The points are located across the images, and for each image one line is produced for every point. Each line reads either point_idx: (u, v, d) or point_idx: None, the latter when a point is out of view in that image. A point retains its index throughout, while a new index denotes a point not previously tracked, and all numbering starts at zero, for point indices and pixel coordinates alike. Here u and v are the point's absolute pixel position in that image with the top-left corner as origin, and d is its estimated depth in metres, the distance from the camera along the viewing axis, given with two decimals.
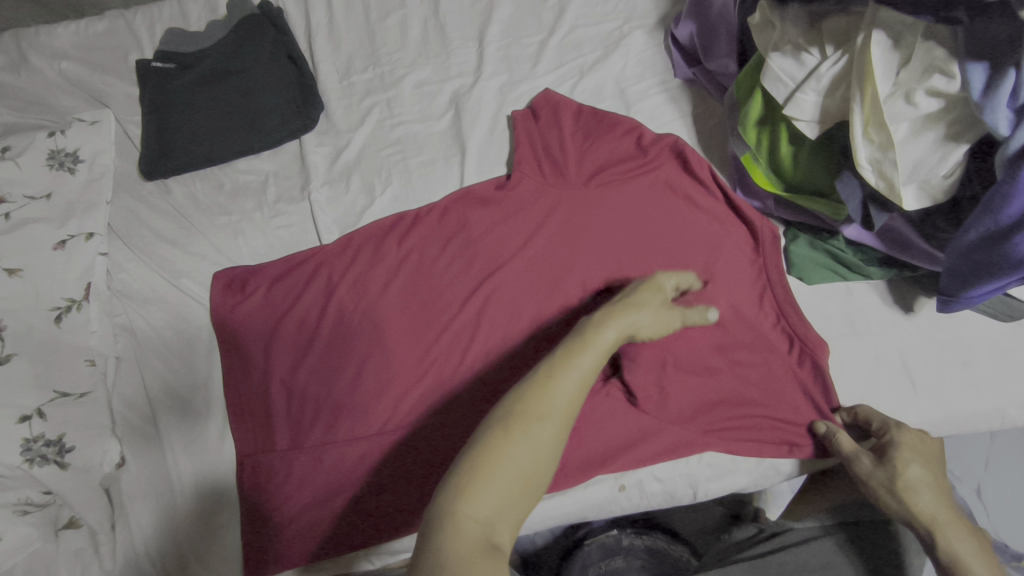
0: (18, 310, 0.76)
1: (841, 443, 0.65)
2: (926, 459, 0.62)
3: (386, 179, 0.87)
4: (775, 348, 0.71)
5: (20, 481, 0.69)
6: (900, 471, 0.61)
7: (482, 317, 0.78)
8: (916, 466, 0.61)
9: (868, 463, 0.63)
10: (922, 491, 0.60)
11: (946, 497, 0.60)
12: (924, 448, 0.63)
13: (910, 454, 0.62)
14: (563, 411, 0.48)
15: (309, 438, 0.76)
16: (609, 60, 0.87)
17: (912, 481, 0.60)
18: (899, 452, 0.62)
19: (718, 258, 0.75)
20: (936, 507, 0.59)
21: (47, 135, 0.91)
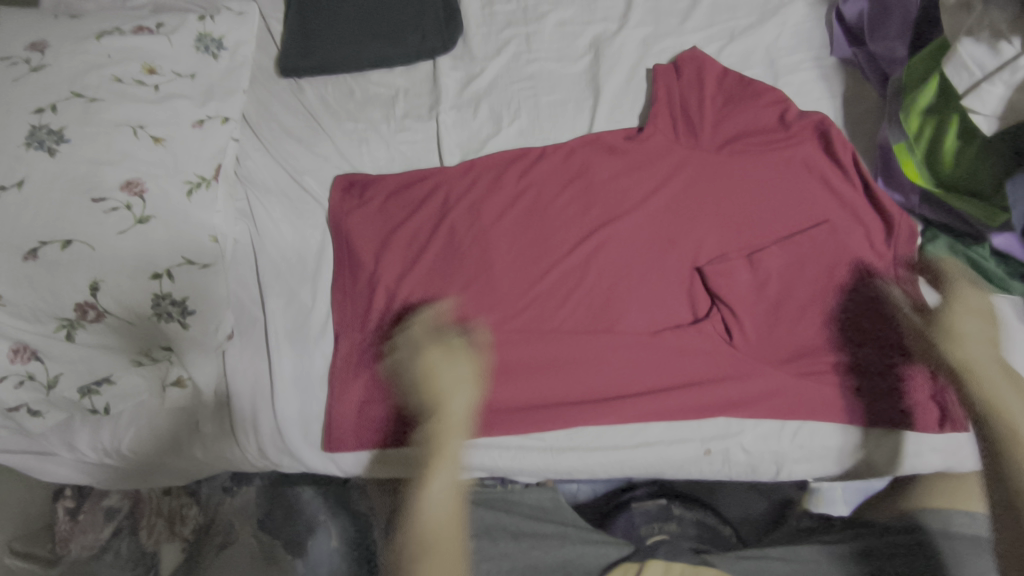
0: (158, 176, 0.79)
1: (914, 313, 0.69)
2: (976, 313, 0.63)
3: (515, 112, 0.87)
4: (887, 347, 0.70)
5: (149, 331, 0.76)
6: (954, 320, 0.63)
7: (597, 260, 0.77)
8: (971, 319, 0.63)
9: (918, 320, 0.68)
10: (971, 337, 0.61)
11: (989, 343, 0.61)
12: (979, 312, 0.63)
13: (965, 310, 0.63)
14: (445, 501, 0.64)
15: (409, 345, 0.78)
16: (764, 27, 0.84)
17: (969, 332, 0.62)
18: (954, 305, 0.64)
19: (851, 252, 0.73)
20: (986, 361, 0.60)
21: (197, 18, 0.94)
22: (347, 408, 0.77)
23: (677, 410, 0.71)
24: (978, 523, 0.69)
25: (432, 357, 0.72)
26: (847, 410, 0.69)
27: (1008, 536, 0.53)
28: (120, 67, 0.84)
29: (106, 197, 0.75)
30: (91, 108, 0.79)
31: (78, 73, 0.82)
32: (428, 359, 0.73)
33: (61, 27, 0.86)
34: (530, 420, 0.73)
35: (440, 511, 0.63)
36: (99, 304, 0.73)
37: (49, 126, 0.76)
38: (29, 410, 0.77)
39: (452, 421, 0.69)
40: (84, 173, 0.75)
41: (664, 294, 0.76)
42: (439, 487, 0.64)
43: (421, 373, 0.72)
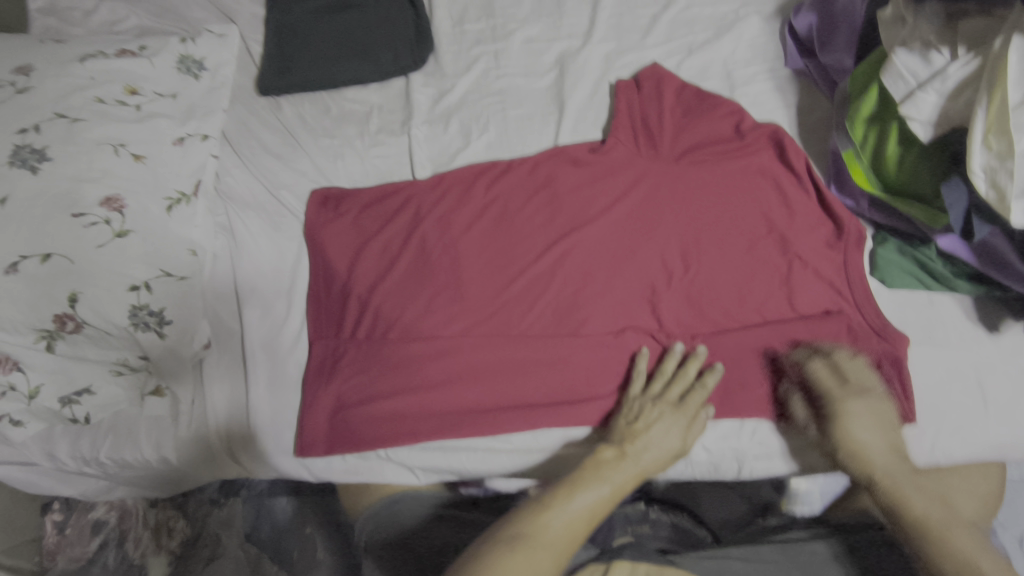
0: (138, 192, 0.83)
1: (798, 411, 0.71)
2: (876, 424, 0.66)
3: (483, 125, 0.90)
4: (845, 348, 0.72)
5: (126, 342, 0.78)
6: (849, 441, 0.66)
7: (562, 268, 0.80)
8: (880, 442, 0.66)
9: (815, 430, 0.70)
10: (872, 445, 0.65)
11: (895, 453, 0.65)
12: (883, 408, 0.67)
13: (872, 418, 0.67)
14: (567, 536, 0.58)
15: (380, 350, 0.80)
16: (720, 41, 0.87)
17: (862, 443, 0.66)
18: (848, 420, 0.67)
19: (813, 254, 0.75)
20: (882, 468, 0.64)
21: (179, 41, 0.98)
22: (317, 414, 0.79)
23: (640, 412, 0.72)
24: None
25: (654, 421, 0.69)
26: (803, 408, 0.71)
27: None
28: (102, 88, 0.88)
29: (86, 213, 0.77)
30: (74, 128, 0.83)
31: (62, 95, 0.85)
32: (649, 424, 0.69)
33: (46, 51, 0.90)
34: (497, 424, 0.75)
35: (560, 532, 0.58)
36: (77, 315, 0.75)
37: (33, 146, 0.79)
38: (11, 421, 0.78)
39: (599, 481, 0.63)
40: (64, 191, 0.78)
41: (626, 299, 0.78)
42: (567, 511, 0.59)
43: (631, 416, 0.70)
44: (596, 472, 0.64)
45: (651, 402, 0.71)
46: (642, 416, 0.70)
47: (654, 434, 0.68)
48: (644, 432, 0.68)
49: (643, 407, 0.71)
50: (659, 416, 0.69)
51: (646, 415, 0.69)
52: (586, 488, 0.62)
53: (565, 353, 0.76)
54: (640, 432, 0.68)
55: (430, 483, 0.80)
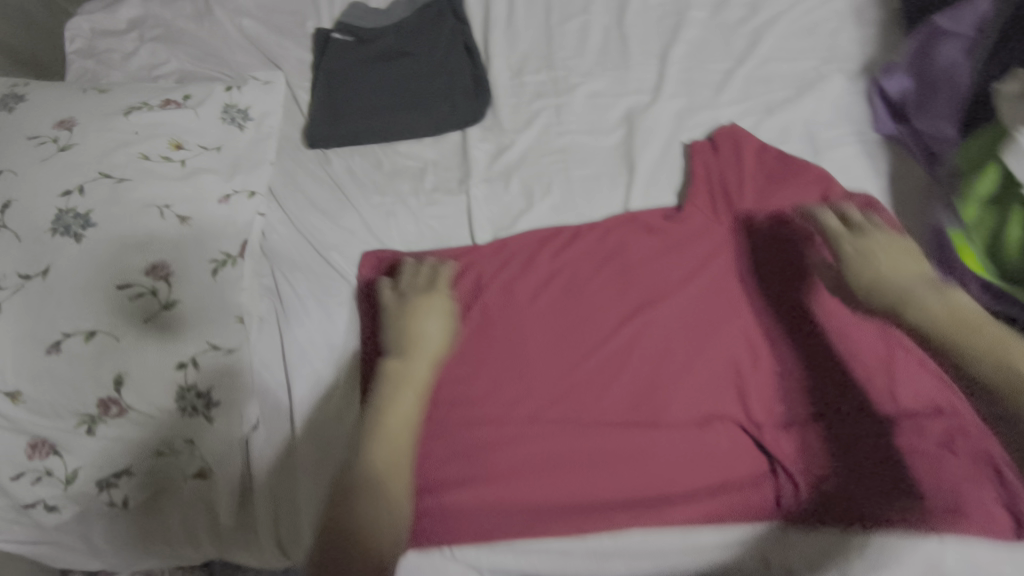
0: (178, 258, 0.77)
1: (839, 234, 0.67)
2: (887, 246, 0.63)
3: (547, 185, 0.85)
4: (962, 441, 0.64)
5: (170, 422, 0.73)
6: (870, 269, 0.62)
7: (637, 348, 0.74)
8: (910, 262, 0.62)
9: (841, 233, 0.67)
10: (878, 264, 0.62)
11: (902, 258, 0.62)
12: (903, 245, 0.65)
13: (902, 252, 0.63)
14: (391, 460, 0.61)
15: (437, 432, 0.72)
16: (802, 101, 0.82)
17: (886, 278, 0.61)
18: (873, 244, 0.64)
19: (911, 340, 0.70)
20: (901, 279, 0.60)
21: (224, 90, 0.94)
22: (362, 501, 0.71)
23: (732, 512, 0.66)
24: None
25: (427, 316, 0.73)
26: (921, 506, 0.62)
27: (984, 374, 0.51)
28: (147, 143, 0.83)
29: (132, 283, 0.73)
30: (118, 188, 0.78)
31: (105, 151, 0.80)
32: (424, 321, 0.72)
33: (88, 103, 0.85)
34: (569, 523, 0.67)
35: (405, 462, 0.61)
36: (122, 399, 0.70)
37: (76, 210, 0.75)
38: (45, 506, 0.73)
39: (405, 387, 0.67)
40: (110, 258, 0.73)
41: (709, 384, 0.72)
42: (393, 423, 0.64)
43: (405, 314, 0.73)
44: (415, 349, 0.70)
45: (407, 301, 0.75)
46: (412, 323, 0.72)
47: (428, 331, 0.72)
48: (415, 340, 0.71)
49: (421, 300, 0.75)
50: (425, 316, 0.73)
51: (428, 314, 0.73)
52: (394, 398, 0.65)
53: (645, 443, 0.70)
54: (416, 334, 0.71)
55: None
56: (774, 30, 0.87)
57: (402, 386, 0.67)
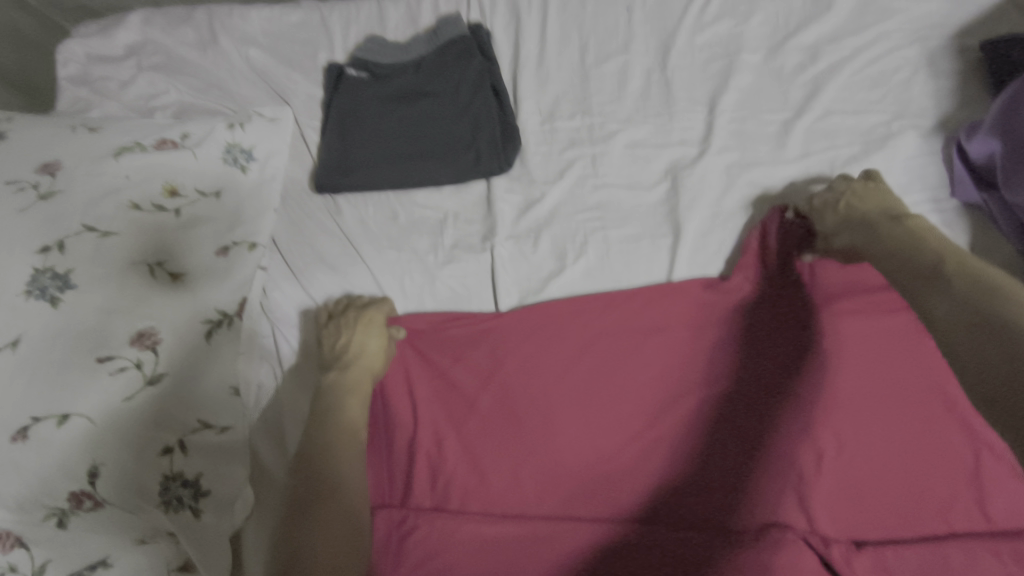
0: (172, 321, 0.69)
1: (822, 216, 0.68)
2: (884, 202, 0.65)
3: (581, 246, 0.76)
4: None
5: (151, 516, 0.64)
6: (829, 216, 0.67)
7: (678, 436, 0.65)
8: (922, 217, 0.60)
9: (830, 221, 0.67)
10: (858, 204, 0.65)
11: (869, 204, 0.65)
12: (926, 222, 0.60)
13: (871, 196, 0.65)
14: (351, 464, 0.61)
15: (447, 526, 0.63)
16: (869, 160, 0.73)
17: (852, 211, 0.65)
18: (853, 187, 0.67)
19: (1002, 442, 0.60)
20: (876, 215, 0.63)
21: (227, 127, 0.87)
22: None
23: None
24: None
25: (366, 328, 0.70)
26: None
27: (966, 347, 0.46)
28: (139, 189, 0.76)
29: (114, 355, 0.65)
30: (104, 244, 0.70)
31: (92, 200, 0.72)
32: (365, 334, 0.70)
33: (76, 143, 0.78)
34: None
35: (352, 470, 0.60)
36: (97, 493, 0.61)
37: (54, 269, 0.67)
38: None
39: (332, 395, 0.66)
40: (93, 325, 0.66)
41: (764, 484, 0.62)
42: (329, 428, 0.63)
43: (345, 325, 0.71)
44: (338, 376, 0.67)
45: (338, 319, 0.73)
46: (346, 337, 0.70)
47: (366, 346, 0.69)
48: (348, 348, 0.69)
49: (359, 313, 0.72)
50: (365, 331, 0.70)
51: (367, 327, 0.70)
52: (344, 406, 0.65)
53: (690, 552, 0.59)
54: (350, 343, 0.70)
55: None
56: (836, 79, 0.78)
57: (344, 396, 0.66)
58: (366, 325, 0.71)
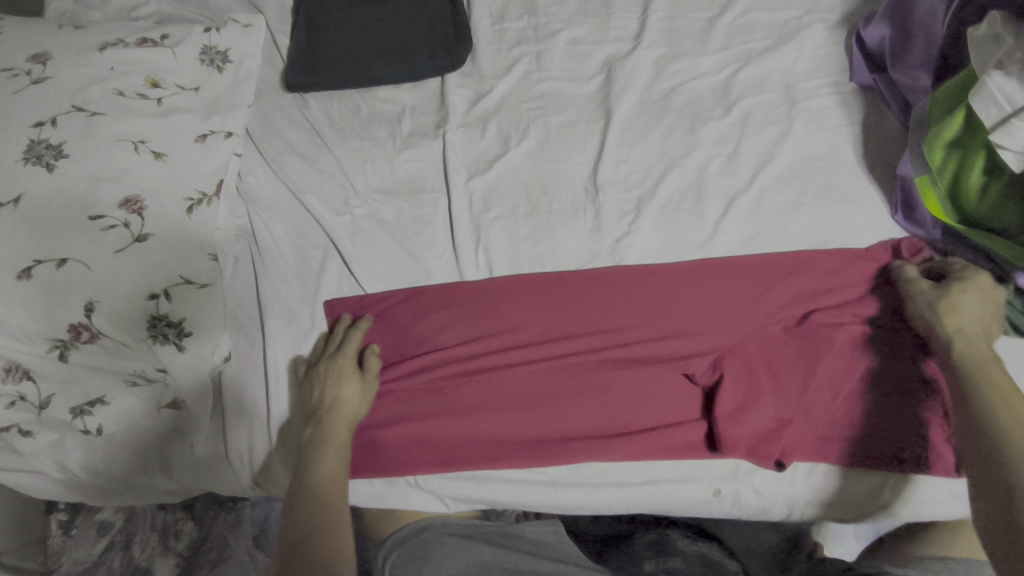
0: (158, 193, 0.78)
1: (922, 282, 0.67)
2: (982, 305, 0.64)
3: (523, 131, 0.85)
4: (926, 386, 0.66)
5: (141, 355, 0.74)
6: (944, 325, 0.63)
7: (606, 290, 0.75)
8: (990, 369, 0.59)
9: (925, 284, 0.67)
10: (968, 318, 0.63)
11: (987, 347, 0.62)
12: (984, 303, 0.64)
13: (973, 300, 0.64)
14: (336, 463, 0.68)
15: (406, 371, 0.75)
16: (781, 51, 0.82)
17: (961, 326, 0.62)
18: (966, 286, 0.64)
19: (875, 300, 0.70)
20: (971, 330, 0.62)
21: (203, 31, 0.92)
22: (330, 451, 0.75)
23: (687, 450, 0.69)
24: None
25: (339, 376, 0.72)
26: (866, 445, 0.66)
27: (985, 492, 0.52)
28: (123, 79, 0.82)
29: (104, 215, 0.73)
30: (92, 122, 0.77)
31: (81, 86, 0.80)
32: (340, 386, 0.71)
33: (64, 38, 0.84)
34: (530, 455, 0.71)
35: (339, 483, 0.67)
36: (93, 325, 0.71)
37: (48, 141, 0.74)
38: (21, 430, 0.76)
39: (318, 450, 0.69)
40: (82, 191, 0.73)
41: (677, 326, 0.72)
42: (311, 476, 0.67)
43: (326, 379, 0.72)
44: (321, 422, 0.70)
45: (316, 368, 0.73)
46: (328, 386, 0.71)
47: (344, 395, 0.71)
48: (338, 386, 0.71)
49: (327, 364, 0.73)
50: (338, 381, 0.71)
51: (338, 377, 0.72)
52: (330, 437, 0.69)
53: (609, 381, 0.71)
54: (332, 398, 0.71)
55: (460, 511, 0.76)
56: None
57: (341, 422, 0.70)
58: (342, 366, 0.72)
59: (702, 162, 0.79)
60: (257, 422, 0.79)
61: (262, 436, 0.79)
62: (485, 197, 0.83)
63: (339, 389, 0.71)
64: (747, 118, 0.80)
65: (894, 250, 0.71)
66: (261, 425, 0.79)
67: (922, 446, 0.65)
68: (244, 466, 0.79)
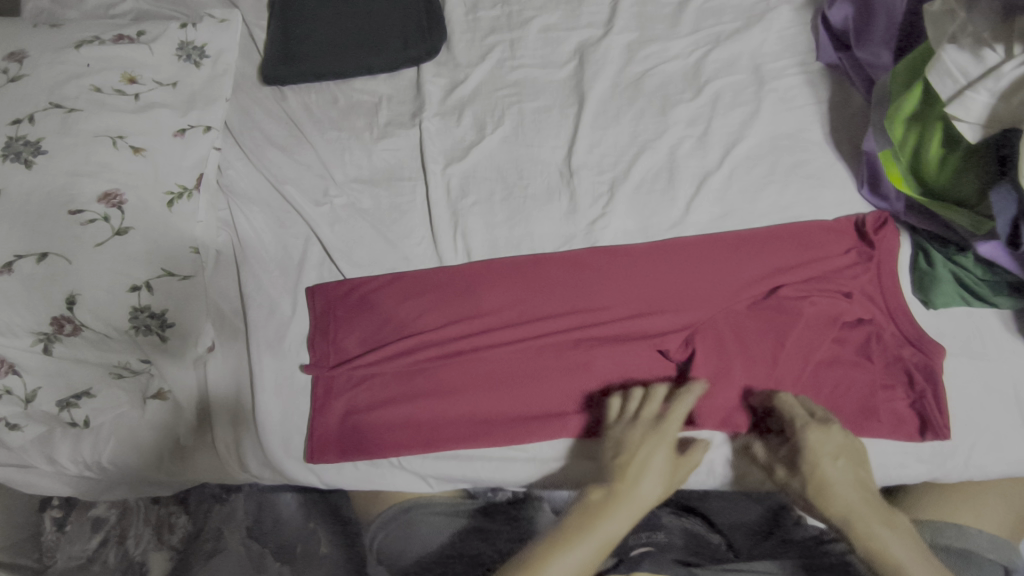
0: (137, 186, 0.78)
1: (780, 471, 0.65)
2: (844, 459, 0.63)
3: (498, 118, 0.86)
4: (888, 353, 0.69)
5: (124, 346, 0.76)
6: (831, 516, 0.61)
7: (583, 271, 0.76)
8: (839, 467, 0.62)
9: (782, 470, 0.65)
10: (840, 493, 0.61)
11: (870, 504, 0.61)
12: (842, 438, 0.64)
13: (821, 451, 0.63)
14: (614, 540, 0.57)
15: (388, 356, 0.76)
16: (749, 32, 0.83)
17: (845, 507, 0.61)
18: (816, 458, 0.63)
19: (842, 272, 0.72)
20: (855, 501, 0.61)
21: (179, 26, 0.92)
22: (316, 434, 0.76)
23: None
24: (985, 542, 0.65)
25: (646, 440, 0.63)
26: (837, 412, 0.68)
27: None
28: (99, 76, 0.83)
29: (84, 209, 0.74)
30: (69, 119, 0.78)
31: (57, 83, 0.80)
32: (646, 452, 0.62)
33: (39, 36, 0.84)
34: (511, 434, 0.72)
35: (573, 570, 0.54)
36: (75, 318, 0.72)
37: (26, 137, 0.75)
38: (7, 424, 0.77)
39: (592, 529, 0.57)
40: (62, 185, 0.74)
41: (652, 304, 0.74)
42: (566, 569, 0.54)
43: (623, 442, 0.64)
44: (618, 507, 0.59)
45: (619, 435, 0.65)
46: (630, 452, 0.62)
47: (654, 464, 0.61)
48: (636, 454, 0.62)
49: (627, 427, 0.65)
50: (650, 448, 0.62)
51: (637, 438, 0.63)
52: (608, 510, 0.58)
53: (586, 360, 0.73)
54: (632, 466, 0.62)
55: (444, 491, 0.77)
56: None
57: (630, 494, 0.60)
58: (664, 428, 0.64)
59: (673, 144, 0.81)
60: (241, 410, 0.81)
61: (246, 425, 0.80)
62: (462, 184, 0.84)
63: (641, 454, 0.62)
64: (716, 100, 0.81)
65: (859, 224, 0.74)
66: (245, 411, 0.81)
67: (889, 411, 0.67)
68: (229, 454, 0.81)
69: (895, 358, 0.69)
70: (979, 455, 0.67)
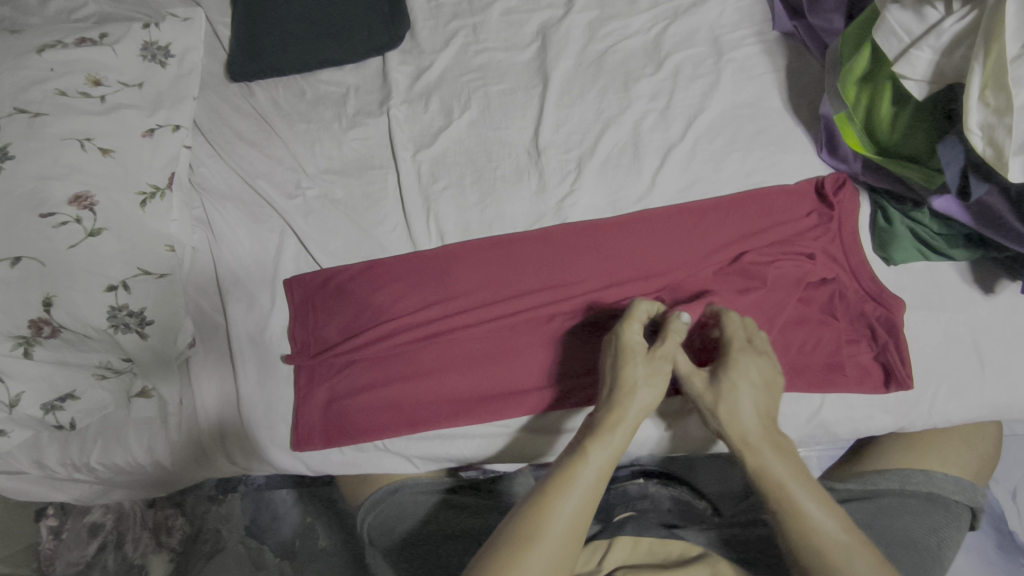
0: (109, 188, 0.77)
1: (694, 379, 0.62)
2: (759, 388, 0.60)
3: (465, 102, 0.87)
4: (852, 308, 0.73)
5: (105, 347, 0.76)
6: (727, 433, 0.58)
7: (554, 247, 0.78)
8: (749, 398, 0.59)
9: (700, 381, 0.62)
10: (746, 417, 0.58)
11: (770, 435, 0.58)
12: (762, 372, 0.61)
13: (742, 380, 0.59)
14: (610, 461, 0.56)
15: (366, 340, 0.77)
16: (706, 5, 0.85)
17: (743, 432, 0.58)
18: (735, 378, 0.60)
19: (801, 236, 0.75)
20: (755, 430, 0.58)
21: (142, 27, 0.89)
22: (302, 422, 0.77)
23: None
24: (951, 484, 0.69)
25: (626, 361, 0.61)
26: (808, 367, 0.70)
27: None
28: (63, 79, 0.81)
29: (55, 212, 0.73)
30: (35, 122, 0.76)
31: (20, 87, 0.78)
32: (624, 370, 0.60)
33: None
34: (494, 409, 0.74)
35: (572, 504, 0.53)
36: (53, 320, 0.72)
37: None
38: None
39: (587, 454, 0.56)
40: (30, 190, 0.73)
41: (624, 276, 0.76)
42: (573, 505, 0.53)
43: (609, 367, 0.62)
44: (605, 436, 0.57)
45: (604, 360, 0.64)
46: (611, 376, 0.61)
47: (634, 380, 0.60)
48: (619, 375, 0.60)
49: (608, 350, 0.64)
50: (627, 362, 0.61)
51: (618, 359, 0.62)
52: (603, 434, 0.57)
53: (562, 333, 0.75)
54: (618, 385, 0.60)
55: (430, 471, 0.79)
56: None
57: (626, 411, 0.58)
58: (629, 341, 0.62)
59: (637, 118, 0.82)
60: (226, 403, 0.82)
61: (231, 418, 0.81)
62: (432, 169, 0.85)
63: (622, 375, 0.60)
64: (677, 73, 0.83)
65: (818, 186, 0.77)
66: (230, 405, 0.82)
67: (855, 364, 0.71)
68: (215, 447, 0.82)
69: (859, 314, 0.73)
70: (943, 403, 0.71)
